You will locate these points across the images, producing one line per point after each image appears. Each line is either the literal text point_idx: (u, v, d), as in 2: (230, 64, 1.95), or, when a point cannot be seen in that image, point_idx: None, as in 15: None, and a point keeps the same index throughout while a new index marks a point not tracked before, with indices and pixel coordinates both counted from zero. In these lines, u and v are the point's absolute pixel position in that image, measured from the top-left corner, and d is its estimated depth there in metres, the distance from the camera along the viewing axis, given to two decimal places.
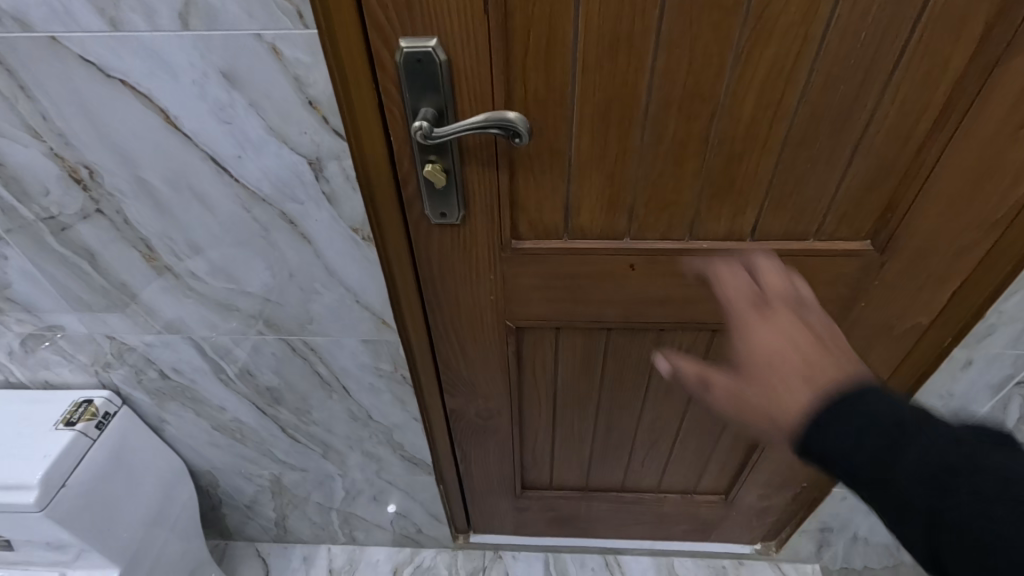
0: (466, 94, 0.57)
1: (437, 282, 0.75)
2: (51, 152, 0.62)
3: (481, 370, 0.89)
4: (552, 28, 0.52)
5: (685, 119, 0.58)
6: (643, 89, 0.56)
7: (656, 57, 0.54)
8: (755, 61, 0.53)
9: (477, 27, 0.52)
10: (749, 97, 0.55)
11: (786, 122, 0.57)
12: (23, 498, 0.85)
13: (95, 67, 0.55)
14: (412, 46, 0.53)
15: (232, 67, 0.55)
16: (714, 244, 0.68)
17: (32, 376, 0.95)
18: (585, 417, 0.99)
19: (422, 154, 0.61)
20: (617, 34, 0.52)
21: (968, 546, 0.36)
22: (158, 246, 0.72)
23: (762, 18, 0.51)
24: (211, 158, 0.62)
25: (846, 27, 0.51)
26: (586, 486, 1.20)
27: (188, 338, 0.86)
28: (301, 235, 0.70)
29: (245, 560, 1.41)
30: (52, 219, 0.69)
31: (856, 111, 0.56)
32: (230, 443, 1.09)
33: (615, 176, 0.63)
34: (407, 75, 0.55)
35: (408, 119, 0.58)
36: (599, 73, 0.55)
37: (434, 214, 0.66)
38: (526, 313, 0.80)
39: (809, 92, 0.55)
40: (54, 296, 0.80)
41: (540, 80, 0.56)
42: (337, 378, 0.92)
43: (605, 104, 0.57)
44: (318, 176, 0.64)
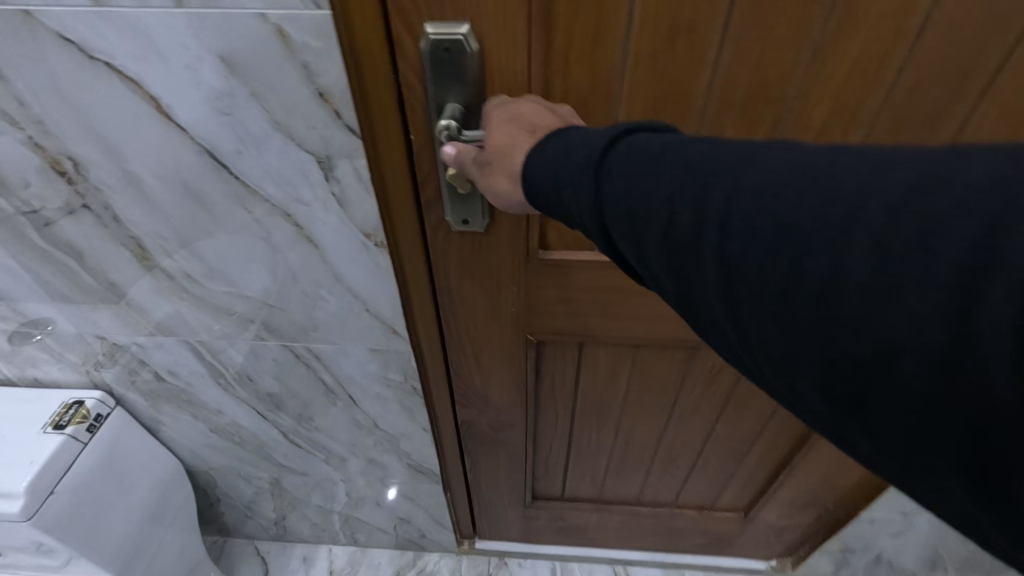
0: (496, 86, 0.50)
1: (453, 291, 0.69)
2: (29, 140, 0.55)
3: (496, 382, 0.83)
4: (602, 16, 0.45)
5: (746, 123, 0.51)
6: (702, 88, 0.49)
7: (720, 51, 0.46)
8: (834, 59, 0.46)
9: (516, 12, 0.45)
10: (821, 101, 0.49)
11: (861, 132, 0.51)
12: (8, 507, 0.80)
13: (76, 47, 0.48)
14: (440, 32, 0.46)
15: (232, 51, 0.48)
16: None
17: (19, 374, 0.90)
18: (603, 432, 0.94)
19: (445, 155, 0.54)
20: (677, 25, 0.45)
21: (625, 223, 0.36)
22: (150, 245, 0.66)
23: (849, 9, 0.44)
24: (208, 153, 0.56)
25: (949, 21, 0.43)
26: (600, 499, 1.15)
27: (183, 340, 0.80)
28: (307, 238, 0.64)
29: (244, 559, 1.37)
30: (33, 214, 0.63)
31: (944, 119, 0.49)
32: (228, 446, 1.04)
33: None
34: (433, 65, 0.48)
35: (431, 115, 0.52)
36: (651, 67, 0.48)
37: (455, 220, 0.60)
38: (549, 327, 0.74)
39: (893, 96, 0.48)
40: (39, 293, 0.74)
41: (582, 76, 0.49)
42: (341, 385, 0.86)
43: (657, 104, 0.50)
44: (328, 176, 0.57)
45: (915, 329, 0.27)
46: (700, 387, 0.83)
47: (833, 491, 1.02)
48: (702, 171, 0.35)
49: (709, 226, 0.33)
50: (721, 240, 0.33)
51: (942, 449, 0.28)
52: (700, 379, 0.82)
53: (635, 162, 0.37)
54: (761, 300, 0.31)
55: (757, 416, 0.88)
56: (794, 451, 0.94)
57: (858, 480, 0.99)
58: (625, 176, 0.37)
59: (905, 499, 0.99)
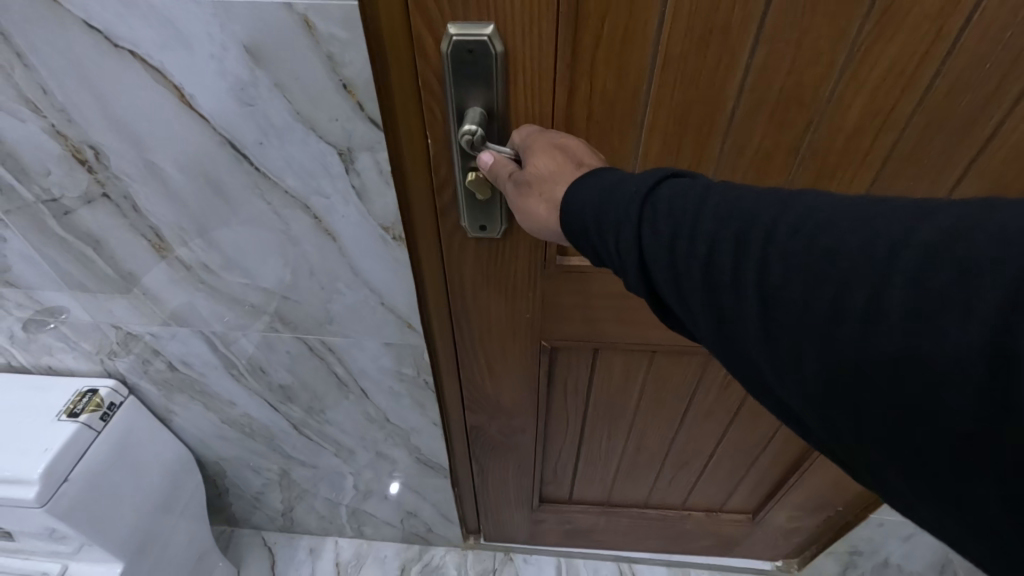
0: (519, 91, 0.50)
1: (466, 296, 0.69)
2: (51, 128, 0.55)
3: (507, 386, 0.83)
4: (632, 17, 0.46)
5: (775, 124, 0.52)
6: (733, 90, 0.49)
7: (753, 54, 0.47)
8: (870, 61, 0.47)
9: (543, 13, 0.45)
10: (854, 105, 0.50)
11: (893, 135, 0.52)
12: (23, 493, 0.81)
13: (101, 36, 0.48)
14: (463, 34, 0.46)
15: (257, 40, 0.48)
16: None
17: (34, 362, 0.90)
18: (614, 436, 0.94)
19: (463, 161, 0.54)
20: (709, 26, 0.46)
21: (664, 257, 0.37)
22: (168, 235, 0.66)
23: (887, 13, 0.44)
24: (230, 144, 0.55)
25: (991, 21, 0.44)
26: (608, 502, 1.15)
27: (198, 331, 0.81)
28: (325, 231, 0.63)
29: (251, 549, 1.38)
30: (53, 202, 0.63)
31: (980, 121, 0.50)
32: (239, 437, 1.04)
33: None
34: (455, 68, 0.48)
35: (450, 117, 0.51)
36: (681, 69, 0.48)
37: (472, 227, 0.59)
38: (564, 333, 0.74)
39: (929, 99, 0.49)
40: (56, 281, 0.74)
41: (609, 79, 0.49)
42: (353, 378, 0.86)
43: (684, 107, 0.51)
44: (348, 168, 0.57)
45: (958, 366, 0.27)
46: (715, 392, 0.83)
47: (844, 494, 1.02)
48: (740, 211, 0.36)
49: (748, 265, 0.34)
50: (760, 278, 0.34)
51: (985, 479, 0.28)
52: (716, 383, 0.81)
53: (671, 203, 0.38)
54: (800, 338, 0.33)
55: (771, 419, 0.87)
56: (806, 454, 0.94)
57: None
58: (662, 214, 0.38)
59: None
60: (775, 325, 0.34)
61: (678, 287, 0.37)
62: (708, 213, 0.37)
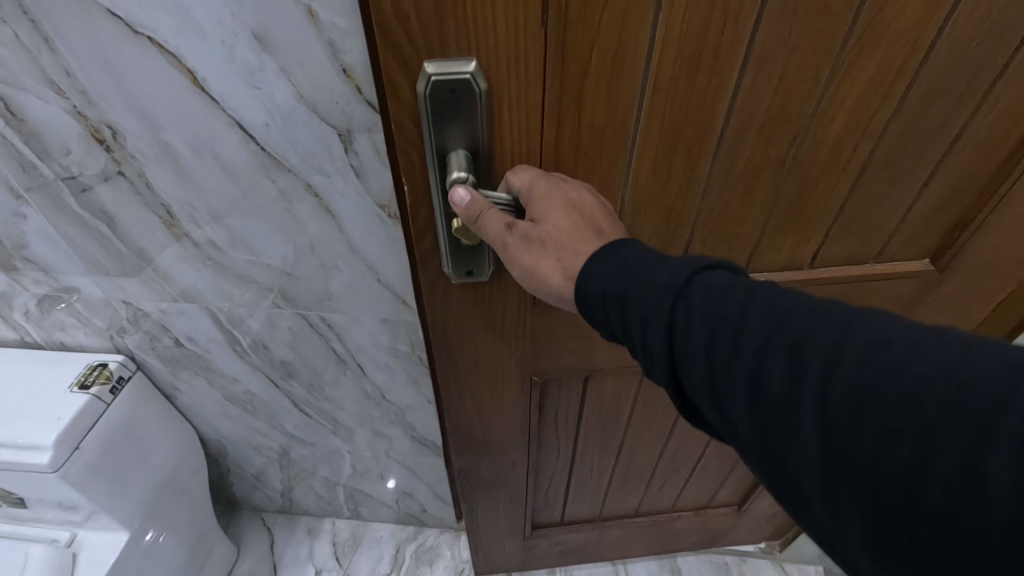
0: (506, 121, 0.50)
1: (454, 343, 0.71)
2: (73, 109, 0.60)
3: (497, 426, 0.86)
4: (621, 45, 0.47)
5: (764, 142, 0.56)
6: (722, 111, 0.53)
7: (745, 73, 0.50)
8: (853, 77, 0.52)
9: (530, 45, 0.46)
10: (837, 117, 0.55)
11: (870, 144, 0.58)
12: (37, 459, 0.85)
13: (123, 23, 0.53)
14: (442, 73, 0.46)
15: (265, 27, 0.52)
16: (772, 275, 0.71)
17: (46, 337, 0.95)
18: (607, 453, 0.99)
19: (444, 206, 0.54)
20: (700, 47, 0.48)
21: (694, 361, 0.42)
22: (179, 213, 0.70)
23: (867, 36, 0.49)
24: (238, 125, 0.60)
25: (960, 34, 0.49)
26: (599, 518, 1.20)
27: (204, 307, 0.85)
28: (324, 207, 0.68)
29: (250, 529, 1.42)
30: (72, 179, 0.67)
31: (948, 125, 0.57)
32: (242, 415, 1.09)
33: (678, 208, 0.61)
34: (434, 108, 0.48)
35: (432, 158, 0.51)
36: (670, 94, 0.51)
37: (459, 272, 0.60)
38: (553, 366, 0.79)
39: (905, 106, 0.54)
40: (72, 258, 0.78)
41: (597, 106, 0.51)
42: (352, 355, 0.91)
43: (675, 130, 0.54)
44: (347, 149, 0.61)
45: None
46: None
47: None
48: (790, 336, 0.38)
49: (804, 395, 0.36)
50: (818, 408, 0.36)
51: None
52: None
53: (712, 309, 0.41)
54: (850, 466, 0.34)
55: None
56: None
57: None
58: (705, 326, 0.41)
59: None
60: (836, 457, 0.35)
61: (727, 397, 0.40)
62: (757, 336, 0.39)
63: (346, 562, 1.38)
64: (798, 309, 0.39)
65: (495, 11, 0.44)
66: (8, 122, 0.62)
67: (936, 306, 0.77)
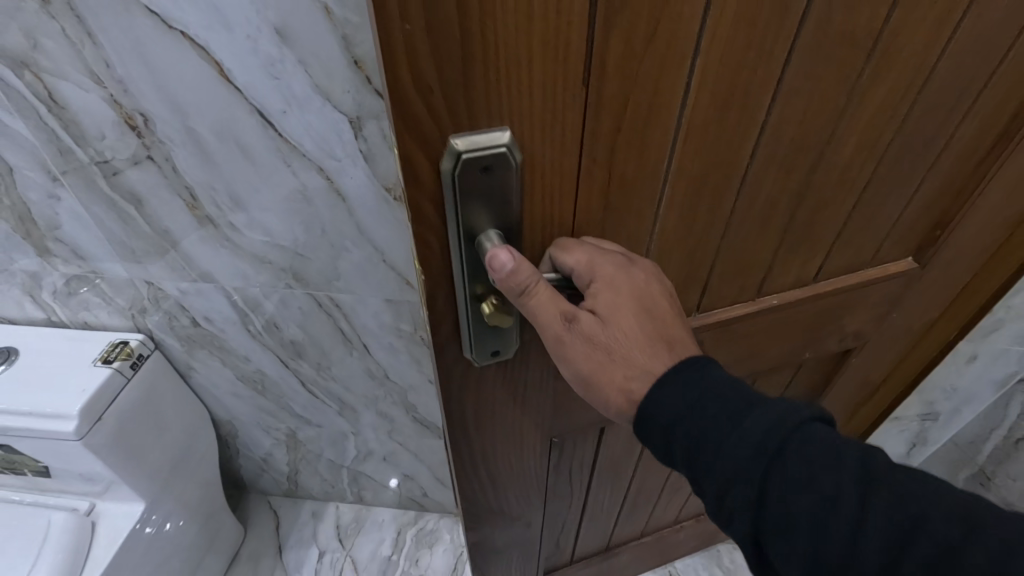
0: (538, 193, 0.43)
1: (470, 425, 0.61)
2: (110, 97, 0.66)
3: (511, 493, 0.77)
4: (658, 94, 0.40)
5: (781, 176, 0.51)
6: (748, 148, 0.47)
7: (770, 108, 0.45)
8: (868, 98, 0.47)
9: (566, 106, 0.39)
10: (849, 141, 0.50)
11: (874, 162, 0.54)
12: (63, 426, 0.91)
13: (159, 18, 0.59)
14: (475, 150, 0.38)
15: (286, 24, 0.58)
16: (781, 295, 0.65)
17: (72, 317, 1.01)
18: (617, 485, 0.95)
19: (470, 291, 0.46)
20: (733, 85, 0.42)
21: (793, 538, 0.40)
22: (202, 195, 0.76)
23: (885, 55, 0.45)
24: (259, 112, 0.66)
25: (959, 49, 0.47)
26: (608, 545, 1.15)
27: (220, 287, 0.90)
28: (335, 191, 0.74)
29: (257, 511, 1.47)
30: (105, 163, 0.73)
31: (939, 137, 0.54)
32: (252, 395, 1.14)
33: (699, 241, 0.54)
34: (463, 188, 0.40)
35: (460, 240, 0.43)
36: (702, 137, 0.44)
37: (485, 355, 0.52)
38: (569, 424, 0.71)
39: (907, 123, 0.51)
40: (100, 239, 0.84)
41: (628, 162, 0.44)
42: (357, 335, 0.96)
43: (701, 172, 0.47)
44: (357, 135, 0.67)
45: None
46: None
47: None
48: (925, 538, 0.37)
49: None
50: None
51: None
52: None
53: (821, 482, 0.40)
54: None
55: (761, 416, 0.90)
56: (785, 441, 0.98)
57: None
58: (808, 503, 0.39)
59: None
60: None
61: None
62: (883, 528, 0.38)
63: (349, 543, 1.43)
64: (931, 499, 0.38)
65: (530, 71, 0.36)
66: (51, 109, 0.68)
67: (921, 299, 0.74)
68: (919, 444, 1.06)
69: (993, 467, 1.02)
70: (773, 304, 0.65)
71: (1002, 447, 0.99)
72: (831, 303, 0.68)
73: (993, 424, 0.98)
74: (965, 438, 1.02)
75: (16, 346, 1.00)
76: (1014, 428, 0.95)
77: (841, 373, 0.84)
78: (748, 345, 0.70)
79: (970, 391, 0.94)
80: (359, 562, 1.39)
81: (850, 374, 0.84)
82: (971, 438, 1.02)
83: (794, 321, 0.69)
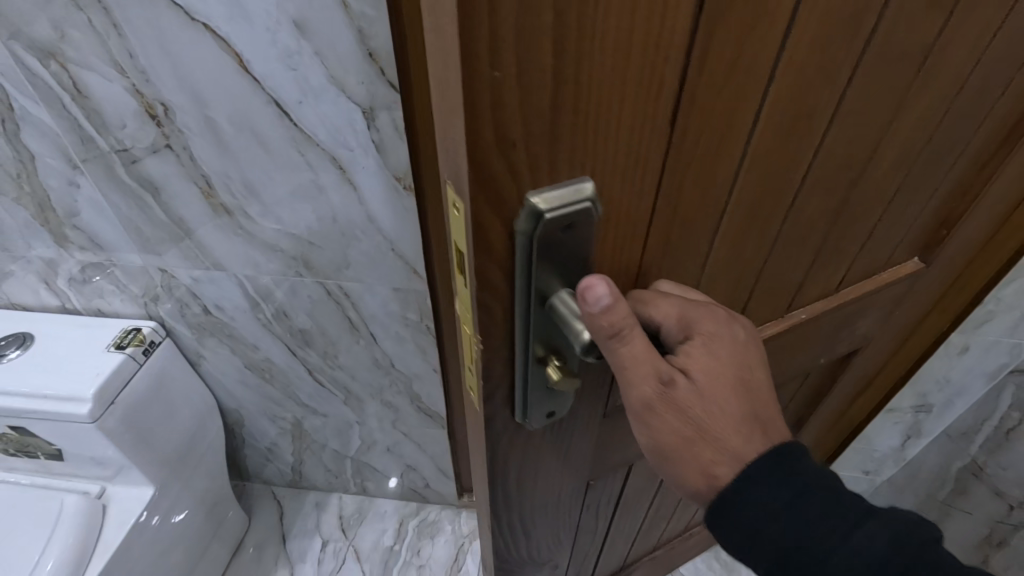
0: (610, 244, 0.39)
1: (518, 485, 0.55)
2: (132, 87, 0.69)
3: (544, 548, 0.71)
4: (731, 125, 0.37)
5: (825, 195, 0.49)
6: (801, 172, 0.45)
7: (827, 130, 0.43)
8: (908, 112, 0.46)
9: (649, 150, 0.35)
10: (886, 155, 0.49)
11: (904, 173, 0.53)
12: (77, 409, 0.93)
13: (182, 11, 0.61)
14: (557, 208, 0.33)
15: (304, 16, 0.61)
16: (805, 307, 0.64)
17: (85, 304, 1.03)
18: (639, 506, 0.93)
19: (532, 354, 0.41)
20: (797, 109, 0.39)
21: None
22: (217, 184, 0.78)
23: (930, 68, 0.43)
24: (276, 103, 0.68)
25: (993, 55, 0.46)
26: (625, 563, 1.13)
27: (232, 275, 0.93)
28: (348, 180, 0.76)
29: (261, 501, 1.49)
30: (124, 151, 0.76)
31: (960, 141, 0.54)
32: (259, 383, 1.16)
33: (744, 265, 0.51)
34: (540, 248, 0.35)
35: (528, 302, 0.38)
36: (762, 165, 0.42)
37: (540, 420, 0.47)
38: (605, 465, 0.68)
39: (936, 132, 0.50)
40: (116, 226, 0.87)
41: (695, 198, 0.40)
42: (364, 323, 0.98)
43: (756, 199, 0.45)
44: (370, 125, 0.70)
45: None
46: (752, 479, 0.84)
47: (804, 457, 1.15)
48: None
49: None
50: None
51: None
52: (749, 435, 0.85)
53: None
54: None
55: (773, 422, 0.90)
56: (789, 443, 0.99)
57: (828, 445, 1.10)
58: None
59: (869, 457, 1.17)
60: None
61: None
62: None
63: (351, 533, 1.45)
64: None
65: (619, 115, 0.32)
66: (74, 97, 0.71)
67: (923, 294, 0.75)
68: (912, 438, 1.11)
69: (984, 457, 1.01)
70: (801, 318, 0.65)
71: (993, 437, 0.99)
72: (847, 310, 0.68)
73: (985, 415, 1.00)
74: (958, 428, 1.04)
75: (31, 332, 1.03)
76: (1004, 418, 0.96)
77: (846, 373, 0.85)
78: (774, 361, 0.69)
79: (961, 381, 0.96)
80: (361, 552, 1.41)
81: (852, 373, 0.85)
82: (964, 429, 1.04)
83: (815, 332, 0.69)
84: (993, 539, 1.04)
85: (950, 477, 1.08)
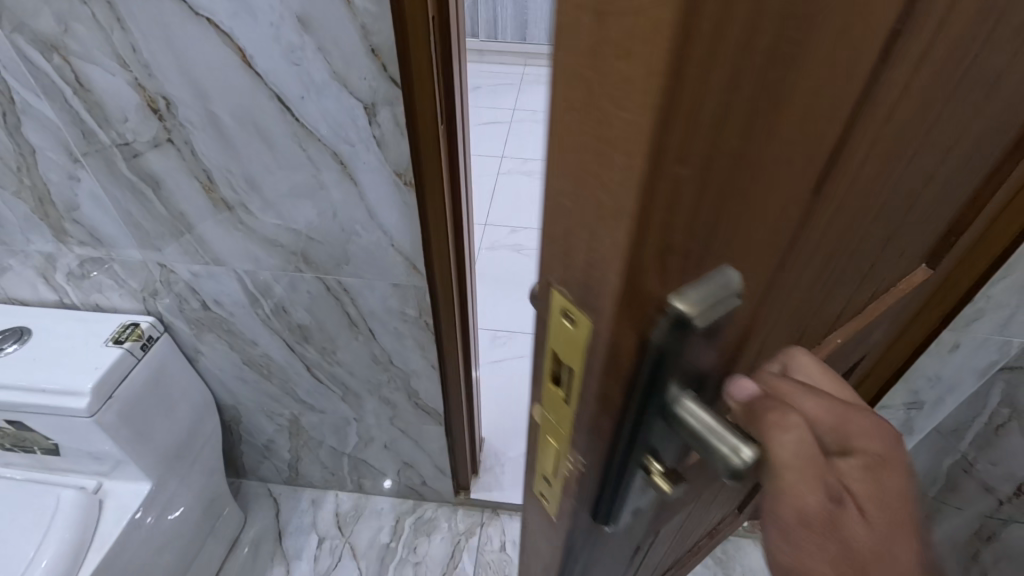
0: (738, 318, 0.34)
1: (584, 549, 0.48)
2: (134, 81, 0.69)
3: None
4: (849, 145, 0.31)
5: (891, 214, 0.43)
6: (885, 194, 0.39)
7: (919, 145, 0.37)
8: (978, 122, 0.42)
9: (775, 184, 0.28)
10: (946, 167, 0.44)
11: (949, 184, 0.48)
12: (75, 403, 0.93)
13: (186, 5, 0.62)
14: (701, 309, 0.28)
15: (307, 12, 0.62)
16: (842, 332, 0.57)
17: (83, 299, 1.04)
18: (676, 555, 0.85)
19: (641, 460, 0.37)
20: (904, 125, 0.34)
21: None
22: (219, 179, 0.79)
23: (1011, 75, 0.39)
24: (278, 98, 0.69)
25: None
26: None
27: (231, 271, 0.93)
28: (349, 176, 0.77)
29: (258, 499, 1.49)
30: (125, 146, 0.76)
31: (996, 148, 0.50)
32: (257, 379, 1.16)
33: (808, 298, 0.44)
34: (671, 351, 0.30)
35: (648, 409, 0.34)
36: (861, 188, 0.36)
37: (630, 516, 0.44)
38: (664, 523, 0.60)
39: (986, 142, 0.46)
40: (115, 221, 0.87)
41: (793, 230, 0.33)
42: (363, 319, 0.99)
43: (845, 227, 0.38)
44: (371, 121, 0.70)
45: None
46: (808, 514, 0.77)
47: None
48: None
49: None
50: None
51: None
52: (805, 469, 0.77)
53: None
54: None
55: None
56: None
57: None
58: None
59: None
60: None
61: None
62: None
63: (347, 531, 1.45)
64: None
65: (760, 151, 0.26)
66: (76, 91, 0.71)
67: (919, 293, 0.73)
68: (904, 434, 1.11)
69: (974, 454, 1.04)
70: (836, 342, 0.57)
71: (984, 432, 1.01)
72: (869, 327, 0.62)
73: (976, 412, 1.01)
74: (949, 425, 1.06)
75: (28, 326, 1.03)
76: (994, 415, 0.99)
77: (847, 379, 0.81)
78: None
79: (953, 378, 0.98)
80: (358, 549, 1.42)
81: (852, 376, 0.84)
82: (955, 425, 1.06)
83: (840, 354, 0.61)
84: (984, 532, 1.06)
85: (941, 475, 1.11)
